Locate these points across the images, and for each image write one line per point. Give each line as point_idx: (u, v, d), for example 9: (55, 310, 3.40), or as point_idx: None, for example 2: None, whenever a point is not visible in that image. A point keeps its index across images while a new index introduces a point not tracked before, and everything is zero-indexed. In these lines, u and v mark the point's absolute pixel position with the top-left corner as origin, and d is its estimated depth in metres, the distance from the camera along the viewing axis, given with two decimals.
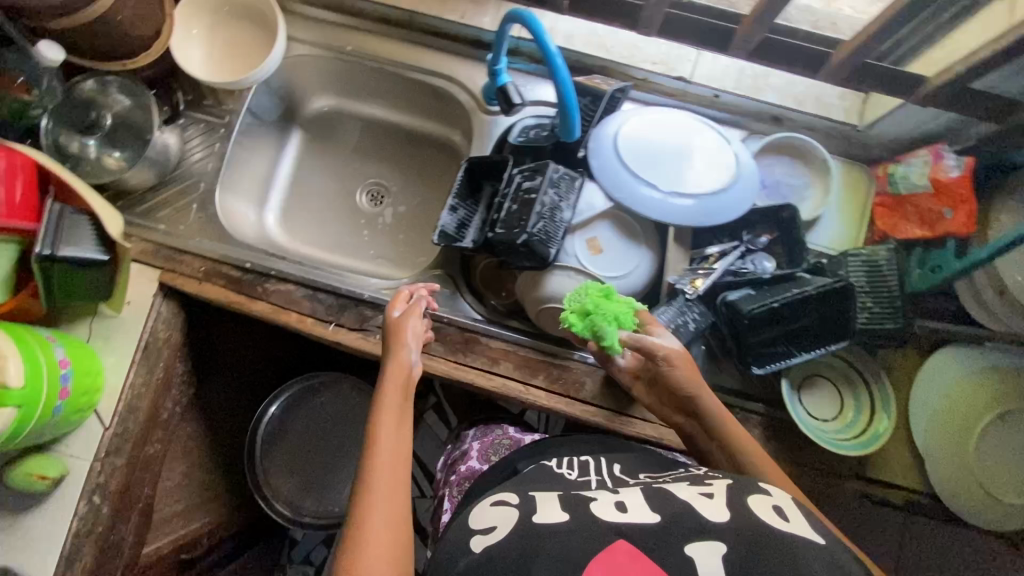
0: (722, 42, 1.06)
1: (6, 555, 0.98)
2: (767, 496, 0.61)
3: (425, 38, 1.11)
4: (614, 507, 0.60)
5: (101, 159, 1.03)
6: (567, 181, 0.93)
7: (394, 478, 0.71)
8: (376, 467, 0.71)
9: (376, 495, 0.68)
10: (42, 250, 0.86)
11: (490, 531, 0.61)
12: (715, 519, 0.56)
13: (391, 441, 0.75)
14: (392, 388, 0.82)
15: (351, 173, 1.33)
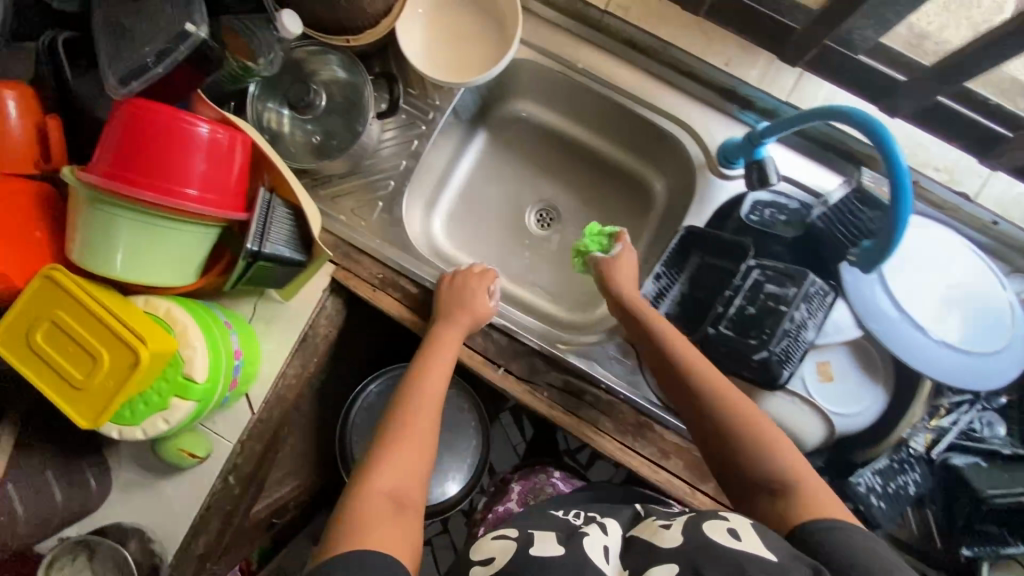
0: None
1: (138, 513, 0.98)
2: (724, 519, 0.60)
3: (669, 74, 0.97)
4: (602, 549, 0.59)
5: (299, 138, 0.95)
6: (820, 296, 0.81)
7: (408, 448, 0.80)
8: (394, 435, 0.81)
9: (393, 455, 0.78)
10: (251, 247, 0.79)
11: (491, 562, 0.60)
12: (670, 545, 0.58)
13: (420, 424, 0.83)
14: (437, 365, 0.90)
15: (526, 186, 1.22)
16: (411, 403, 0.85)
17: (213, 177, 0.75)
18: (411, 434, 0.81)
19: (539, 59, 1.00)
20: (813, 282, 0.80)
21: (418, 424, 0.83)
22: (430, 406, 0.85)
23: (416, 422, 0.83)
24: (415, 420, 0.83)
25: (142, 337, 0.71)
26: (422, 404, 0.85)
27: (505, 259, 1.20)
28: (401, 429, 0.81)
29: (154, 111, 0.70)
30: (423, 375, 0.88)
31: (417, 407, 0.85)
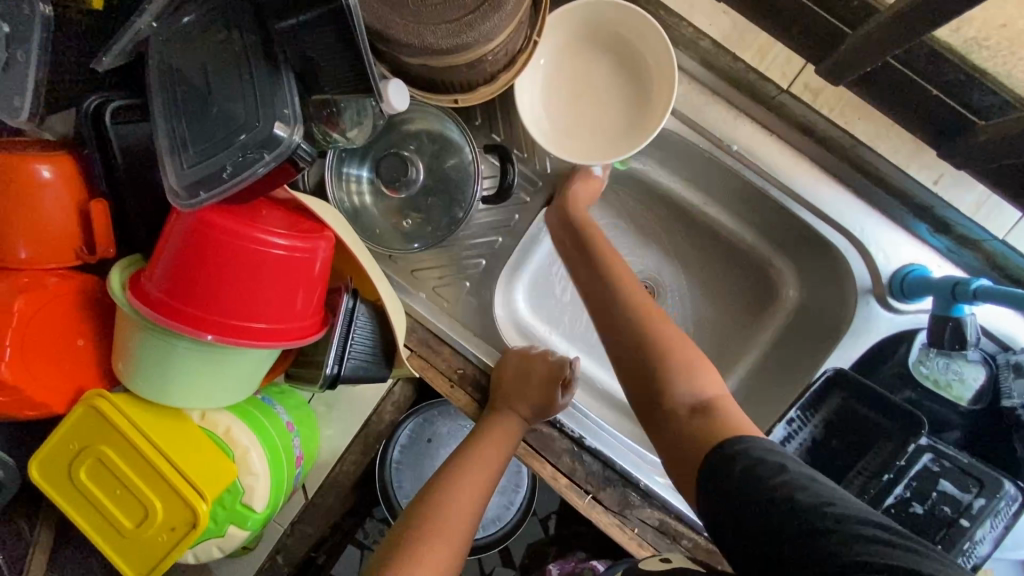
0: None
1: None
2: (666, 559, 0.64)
3: (845, 173, 0.77)
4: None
5: (384, 210, 0.80)
6: (1009, 507, 0.68)
7: (439, 545, 0.66)
8: (427, 529, 0.67)
9: (424, 553, 0.65)
10: (328, 371, 0.67)
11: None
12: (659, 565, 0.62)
13: (457, 518, 0.69)
14: (490, 451, 0.76)
15: (626, 253, 1.01)
16: (451, 491, 0.71)
17: (295, 301, 0.60)
18: (446, 532, 0.68)
19: (685, 130, 0.79)
20: (1006, 495, 0.68)
21: (458, 519, 0.69)
22: (475, 500, 0.72)
23: (455, 517, 0.69)
24: (452, 513, 0.69)
25: (199, 487, 0.61)
26: (464, 495, 0.72)
27: (596, 345, 1.01)
28: (435, 523, 0.68)
29: (222, 227, 0.55)
30: (473, 460, 0.75)
31: (459, 497, 0.71)
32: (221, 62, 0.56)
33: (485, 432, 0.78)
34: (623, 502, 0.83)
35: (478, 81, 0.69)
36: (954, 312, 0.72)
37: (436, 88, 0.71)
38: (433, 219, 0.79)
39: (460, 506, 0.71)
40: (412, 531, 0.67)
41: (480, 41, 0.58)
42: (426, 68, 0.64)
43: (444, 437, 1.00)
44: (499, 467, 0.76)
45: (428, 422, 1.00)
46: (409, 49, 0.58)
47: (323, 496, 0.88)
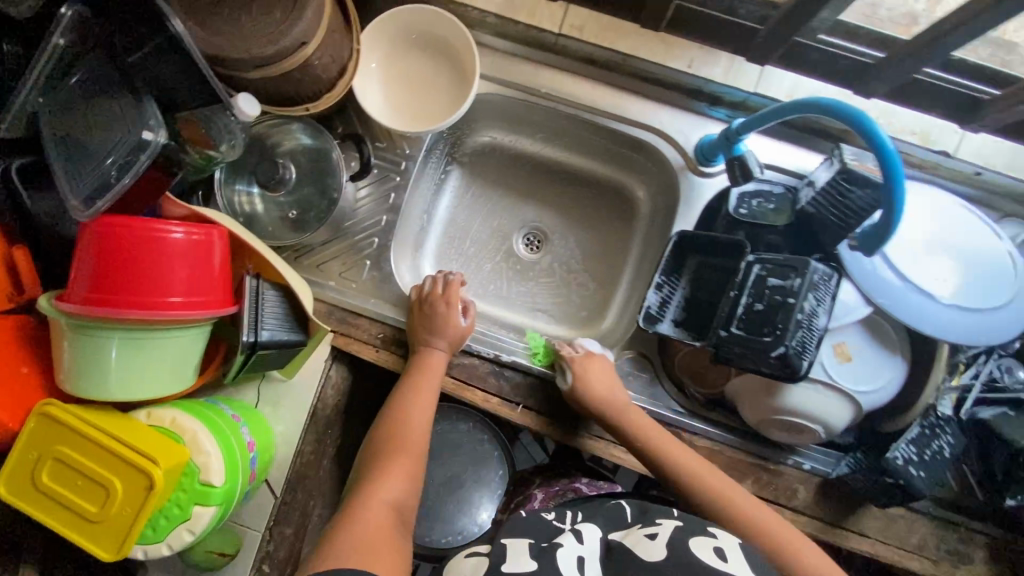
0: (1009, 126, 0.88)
1: None
2: (712, 538, 0.62)
3: (634, 84, 0.97)
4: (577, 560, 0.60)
5: (273, 213, 0.93)
6: (825, 281, 0.81)
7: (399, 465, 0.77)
8: (388, 446, 0.79)
9: (392, 464, 0.76)
10: (246, 338, 0.77)
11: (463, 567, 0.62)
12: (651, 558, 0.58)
13: (418, 430, 0.82)
14: (428, 376, 0.88)
15: (508, 213, 1.20)
16: (406, 412, 0.83)
17: (199, 276, 0.73)
18: (408, 447, 0.79)
19: (503, 89, 0.99)
20: (816, 270, 0.79)
21: (413, 439, 0.81)
22: (422, 424, 0.83)
23: (413, 430, 0.82)
24: (411, 430, 0.82)
25: (154, 457, 0.69)
26: (415, 410, 0.84)
27: (505, 294, 1.18)
28: (395, 440, 0.80)
29: (127, 225, 0.68)
30: (415, 386, 0.86)
31: (413, 412, 0.84)
32: (100, 111, 0.71)
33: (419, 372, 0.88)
34: (577, 422, 0.94)
35: (316, 90, 0.87)
36: (735, 153, 0.89)
37: (288, 102, 0.88)
38: (313, 204, 0.93)
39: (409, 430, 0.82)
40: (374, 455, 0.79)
41: (296, 48, 0.75)
42: (267, 84, 0.81)
43: None
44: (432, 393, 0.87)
45: None
46: (242, 63, 0.74)
47: (292, 491, 0.98)
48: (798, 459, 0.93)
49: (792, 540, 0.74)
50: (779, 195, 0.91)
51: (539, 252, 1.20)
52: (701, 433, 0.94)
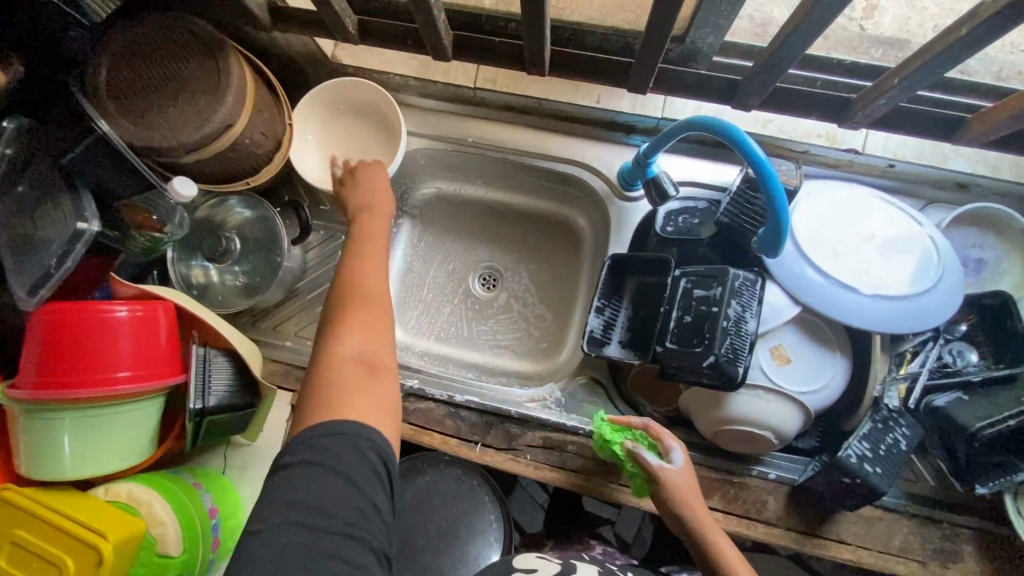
0: (935, 131, 0.82)
1: None
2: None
3: (552, 124, 1.03)
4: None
5: (225, 283, 0.99)
6: (747, 287, 0.83)
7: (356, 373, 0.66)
8: (345, 287, 0.71)
9: (354, 301, 0.69)
10: (195, 406, 0.81)
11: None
12: None
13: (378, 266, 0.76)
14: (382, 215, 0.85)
15: (462, 257, 1.25)
16: (364, 246, 0.78)
17: (145, 350, 0.77)
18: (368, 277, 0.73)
19: (434, 143, 1.06)
20: (736, 277, 0.82)
21: (372, 280, 0.73)
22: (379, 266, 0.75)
23: (371, 265, 0.75)
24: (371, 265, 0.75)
25: (103, 532, 0.71)
26: (372, 247, 0.78)
27: (465, 335, 1.21)
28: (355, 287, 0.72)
29: (70, 308, 0.73)
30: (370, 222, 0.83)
31: (371, 245, 0.78)
32: (44, 209, 0.79)
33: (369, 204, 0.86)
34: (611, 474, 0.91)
35: (252, 166, 0.94)
36: (649, 175, 0.93)
37: (229, 180, 0.95)
38: (261, 269, 0.99)
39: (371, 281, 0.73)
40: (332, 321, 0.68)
41: (222, 131, 0.82)
42: (203, 166, 0.88)
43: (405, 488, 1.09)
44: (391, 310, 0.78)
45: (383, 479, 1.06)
46: (174, 152, 0.81)
47: None
48: (762, 469, 0.91)
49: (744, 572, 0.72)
50: (704, 209, 0.95)
51: (495, 290, 1.23)
52: None
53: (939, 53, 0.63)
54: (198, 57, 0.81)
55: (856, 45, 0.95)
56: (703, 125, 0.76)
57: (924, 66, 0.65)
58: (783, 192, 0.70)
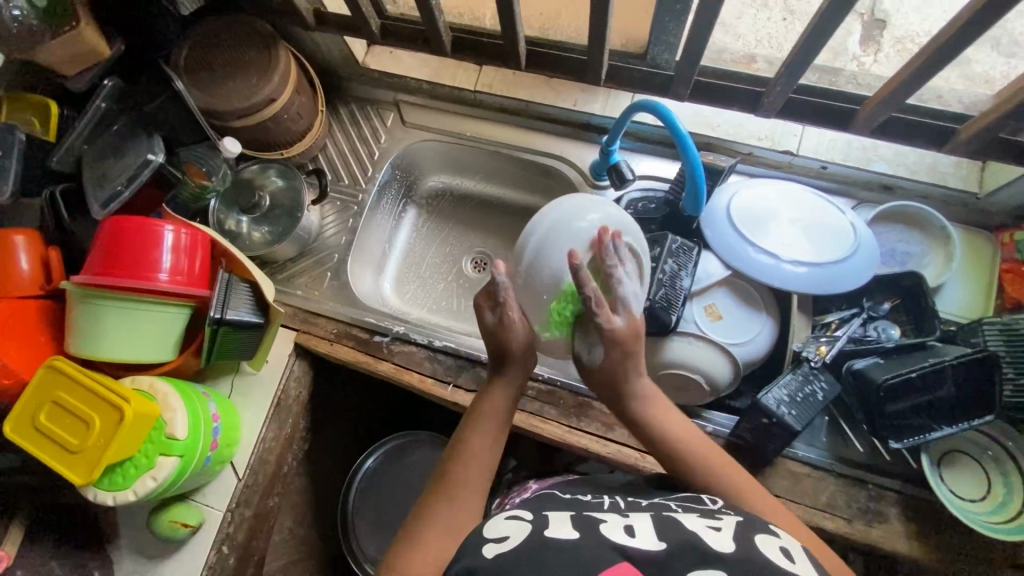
0: (832, 121, 0.92)
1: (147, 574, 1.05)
2: (776, 537, 0.62)
3: (537, 123, 1.23)
4: (625, 531, 0.62)
5: (252, 235, 1.18)
6: (685, 251, 0.97)
7: (463, 483, 0.72)
8: (445, 480, 0.72)
9: (445, 509, 0.69)
10: (214, 314, 0.97)
11: (503, 540, 0.61)
12: (721, 550, 0.57)
13: (475, 465, 0.73)
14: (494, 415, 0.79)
15: (459, 243, 1.40)
16: (471, 443, 0.75)
17: (181, 261, 0.96)
18: (464, 488, 0.71)
19: (437, 136, 1.27)
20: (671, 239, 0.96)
21: (472, 478, 0.72)
22: (483, 465, 0.74)
23: (472, 472, 0.73)
24: (475, 467, 0.73)
25: (127, 398, 0.86)
26: (480, 447, 0.75)
27: (454, 307, 1.34)
28: (451, 486, 0.71)
29: (129, 221, 0.93)
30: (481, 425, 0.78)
31: (477, 445, 0.75)
32: (119, 149, 1.01)
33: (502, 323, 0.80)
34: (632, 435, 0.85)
35: (288, 140, 1.16)
36: (611, 162, 1.10)
37: (269, 148, 1.17)
38: (282, 224, 1.17)
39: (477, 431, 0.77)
40: (435, 492, 0.71)
41: (266, 102, 1.04)
42: (247, 132, 1.09)
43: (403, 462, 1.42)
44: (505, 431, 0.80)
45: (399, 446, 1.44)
46: (228, 114, 1.03)
47: (252, 474, 1.10)
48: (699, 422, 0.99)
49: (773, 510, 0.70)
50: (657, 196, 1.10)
51: (485, 271, 1.37)
52: (607, 406, 1.04)
53: (811, 44, 0.77)
54: (257, 46, 1.04)
55: None
56: (636, 109, 0.94)
57: (801, 58, 0.80)
58: (698, 160, 0.88)
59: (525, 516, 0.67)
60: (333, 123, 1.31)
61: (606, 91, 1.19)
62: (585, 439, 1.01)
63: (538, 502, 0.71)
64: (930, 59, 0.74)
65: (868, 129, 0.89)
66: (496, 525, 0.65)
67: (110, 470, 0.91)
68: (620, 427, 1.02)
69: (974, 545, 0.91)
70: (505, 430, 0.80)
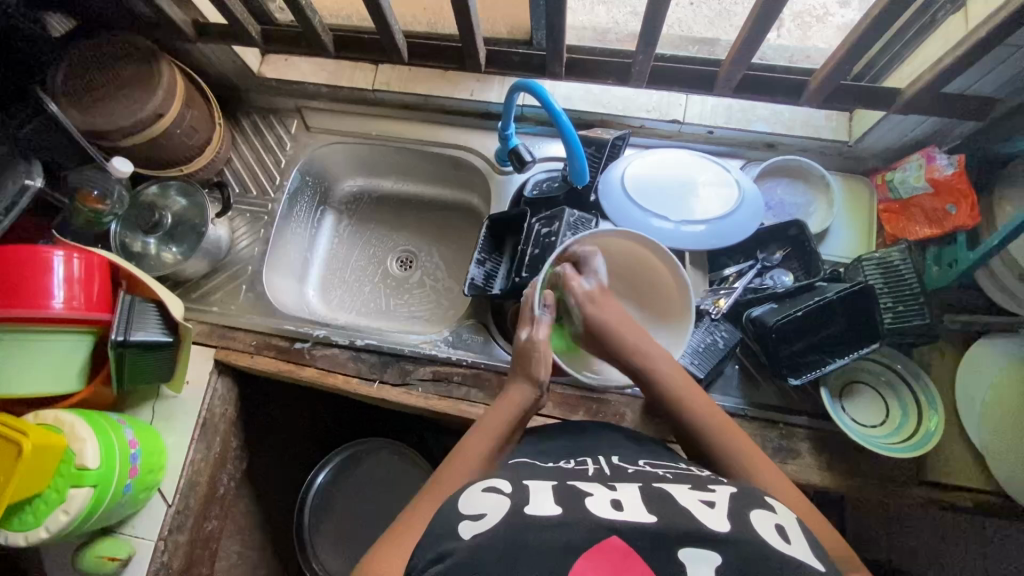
0: (700, 85, 0.99)
1: None
2: (771, 513, 0.61)
3: (439, 117, 1.26)
4: (609, 504, 0.61)
5: (160, 255, 1.14)
6: (584, 224, 1.04)
7: (472, 468, 0.76)
8: (439, 478, 0.74)
9: (431, 503, 0.71)
10: (116, 336, 0.95)
11: (481, 517, 0.60)
12: (715, 528, 0.57)
13: (470, 466, 0.76)
14: (497, 419, 0.84)
15: (382, 243, 1.39)
16: (470, 447, 0.79)
17: (76, 286, 0.93)
18: (452, 486, 0.73)
19: (344, 138, 1.28)
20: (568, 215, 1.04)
21: (459, 476, 0.74)
22: (475, 466, 0.76)
23: (464, 470, 0.75)
24: (465, 466, 0.76)
25: (25, 433, 0.83)
26: (478, 448, 0.79)
27: (379, 306, 1.33)
28: (441, 483, 0.73)
29: (11, 250, 0.89)
30: (483, 429, 0.82)
31: (476, 448, 0.79)
32: None
33: (534, 341, 0.90)
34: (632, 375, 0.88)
35: (185, 155, 1.15)
36: (510, 145, 1.11)
37: (165, 166, 1.15)
38: (187, 239, 1.15)
39: (478, 441, 0.80)
40: (427, 492, 0.73)
41: (153, 117, 1.03)
42: (138, 151, 1.07)
43: (358, 471, 1.40)
44: (518, 431, 0.86)
45: (355, 455, 1.41)
46: (114, 134, 1.02)
47: (183, 498, 1.07)
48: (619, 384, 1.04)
49: (767, 471, 0.72)
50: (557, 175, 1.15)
51: (410, 268, 1.37)
52: None
53: (661, 12, 0.82)
54: (137, 62, 1.03)
55: (677, 42, 1.17)
56: (514, 91, 0.98)
57: (654, 25, 0.85)
58: (575, 136, 0.94)
59: (504, 489, 0.66)
60: (237, 136, 1.30)
61: (501, 78, 1.22)
62: (512, 418, 1.03)
63: (518, 473, 0.71)
64: (764, 16, 0.79)
65: (731, 87, 0.95)
66: (480, 501, 0.63)
67: (21, 508, 0.88)
68: (545, 401, 1.04)
69: (881, 467, 0.96)
70: (512, 433, 0.84)
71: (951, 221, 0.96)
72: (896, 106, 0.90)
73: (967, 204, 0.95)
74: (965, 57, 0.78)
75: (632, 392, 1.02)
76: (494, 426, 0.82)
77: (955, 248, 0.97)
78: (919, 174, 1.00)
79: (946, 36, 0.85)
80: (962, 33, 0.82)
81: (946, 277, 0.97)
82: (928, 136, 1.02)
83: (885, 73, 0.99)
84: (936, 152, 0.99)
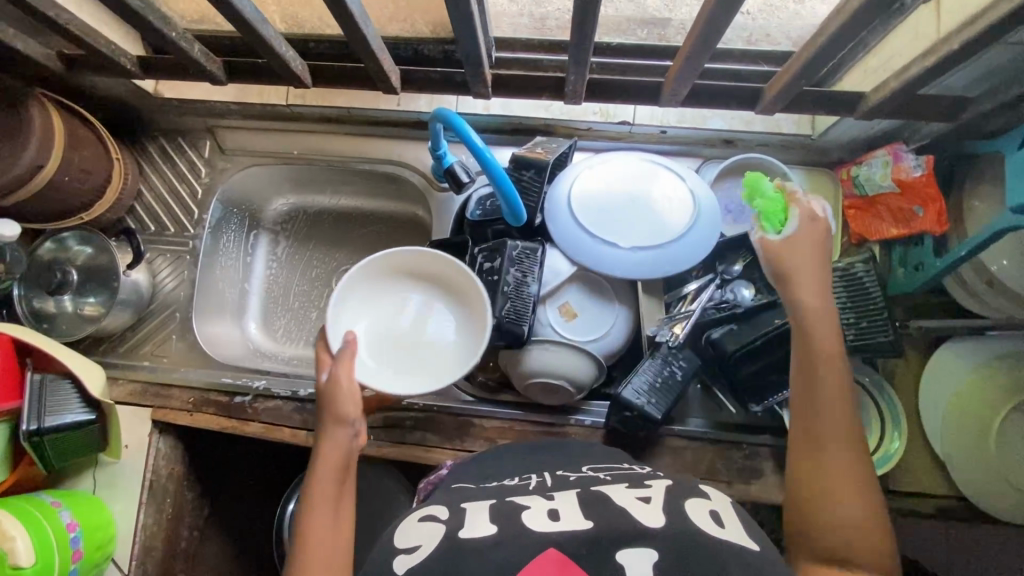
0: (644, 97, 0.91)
1: None
2: (706, 501, 0.60)
3: (367, 129, 1.13)
4: (545, 515, 0.58)
5: (76, 311, 1.04)
6: (528, 255, 0.95)
7: (324, 550, 0.66)
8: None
9: None
10: (29, 425, 0.88)
11: (415, 550, 0.58)
12: (650, 523, 0.54)
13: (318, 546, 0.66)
14: (326, 476, 0.72)
15: (324, 262, 1.25)
16: (309, 520, 0.68)
17: None
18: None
19: (265, 160, 1.16)
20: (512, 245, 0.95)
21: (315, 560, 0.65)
22: (326, 538, 0.67)
23: (316, 554, 0.65)
24: (313, 548, 0.66)
25: None
26: (315, 518, 0.68)
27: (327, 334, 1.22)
28: None
29: None
30: (315, 495, 0.71)
31: (312, 520, 0.68)
32: None
33: (332, 379, 0.78)
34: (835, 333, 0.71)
35: (83, 202, 1.03)
36: (444, 164, 1.00)
37: (61, 215, 1.03)
38: (100, 295, 1.05)
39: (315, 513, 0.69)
40: None
41: (31, 171, 0.90)
42: (23, 207, 0.95)
43: None
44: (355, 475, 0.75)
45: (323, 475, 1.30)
46: None
47: (139, 565, 1.03)
48: (578, 417, 0.99)
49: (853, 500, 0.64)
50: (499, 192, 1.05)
51: None
52: (487, 420, 1.01)
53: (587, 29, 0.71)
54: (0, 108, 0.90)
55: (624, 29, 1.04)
56: (435, 118, 0.88)
57: (581, 41, 0.73)
58: (498, 170, 0.83)
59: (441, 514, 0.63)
60: (146, 165, 1.17)
61: None
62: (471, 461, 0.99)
63: (454, 493, 0.68)
64: (706, 31, 0.68)
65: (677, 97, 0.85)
66: (414, 530, 0.60)
67: None
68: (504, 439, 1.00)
69: None
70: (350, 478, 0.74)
71: (917, 225, 0.91)
72: (858, 112, 0.81)
73: (934, 209, 0.89)
74: (927, 67, 0.69)
75: (591, 424, 0.98)
76: (324, 488, 0.71)
77: (921, 250, 0.92)
78: (885, 172, 0.92)
79: (914, 31, 0.75)
80: (931, 33, 0.72)
81: (913, 281, 0.93)
82: (896, 130, 0.93)
83: (848, 64, 0.90)
84: (904, 148, 0.90)
